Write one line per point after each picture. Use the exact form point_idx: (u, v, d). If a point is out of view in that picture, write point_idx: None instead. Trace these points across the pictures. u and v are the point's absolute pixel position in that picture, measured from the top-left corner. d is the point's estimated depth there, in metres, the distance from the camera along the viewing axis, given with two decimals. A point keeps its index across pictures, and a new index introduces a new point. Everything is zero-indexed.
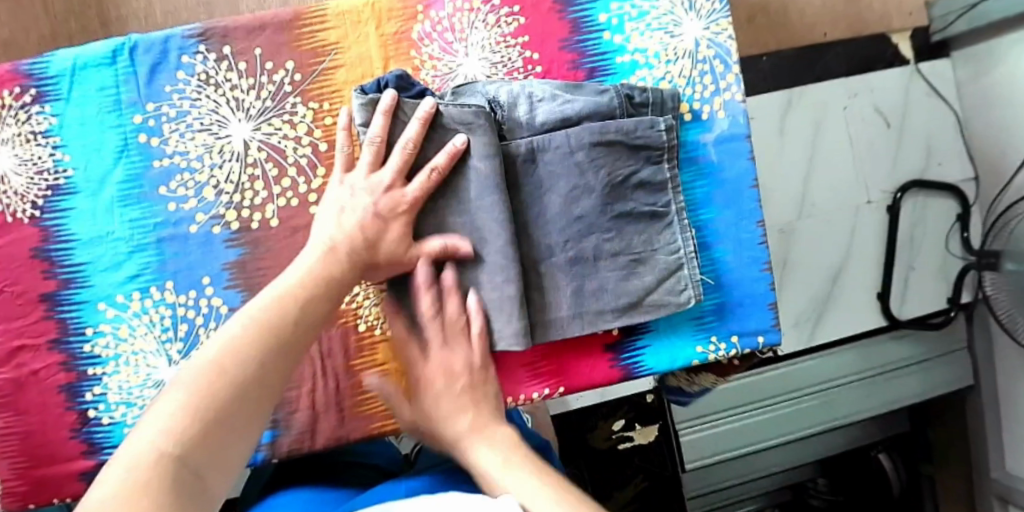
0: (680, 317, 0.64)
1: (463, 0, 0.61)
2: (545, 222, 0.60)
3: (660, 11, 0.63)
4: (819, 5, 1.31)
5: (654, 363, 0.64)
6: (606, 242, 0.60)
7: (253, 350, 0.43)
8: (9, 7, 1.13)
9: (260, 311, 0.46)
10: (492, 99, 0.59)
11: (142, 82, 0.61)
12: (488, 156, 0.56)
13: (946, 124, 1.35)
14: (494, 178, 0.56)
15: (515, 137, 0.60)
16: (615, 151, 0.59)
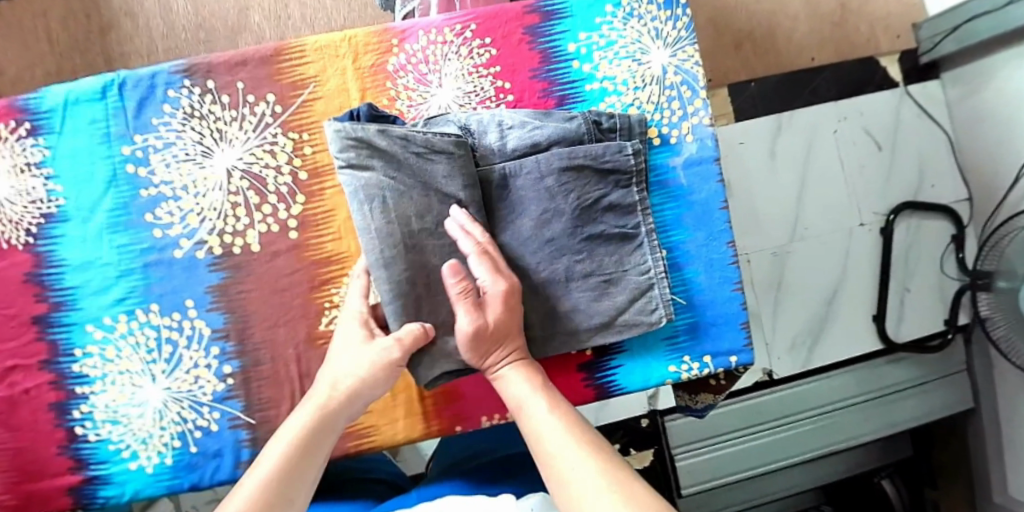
0: (653, 338, 0.65)
1: (436, 34, 0.63)
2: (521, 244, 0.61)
3: (628, 40, 0.65)
4: (806, 30, 1.33)
5: (628, 382, 0.65)
6: (577, 263, 0.62)
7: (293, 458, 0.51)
8: (19, 46, 1.20)
9: (292, 434, 0.53)
10: (463, 127, 0.61)
11: (130, 115, 0.64)
12: (466, 187, 0.59)
13: (937, 144, 1.36)
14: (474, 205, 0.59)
15: (489, 164, 0.61)
16: (584, 176, 0.61)
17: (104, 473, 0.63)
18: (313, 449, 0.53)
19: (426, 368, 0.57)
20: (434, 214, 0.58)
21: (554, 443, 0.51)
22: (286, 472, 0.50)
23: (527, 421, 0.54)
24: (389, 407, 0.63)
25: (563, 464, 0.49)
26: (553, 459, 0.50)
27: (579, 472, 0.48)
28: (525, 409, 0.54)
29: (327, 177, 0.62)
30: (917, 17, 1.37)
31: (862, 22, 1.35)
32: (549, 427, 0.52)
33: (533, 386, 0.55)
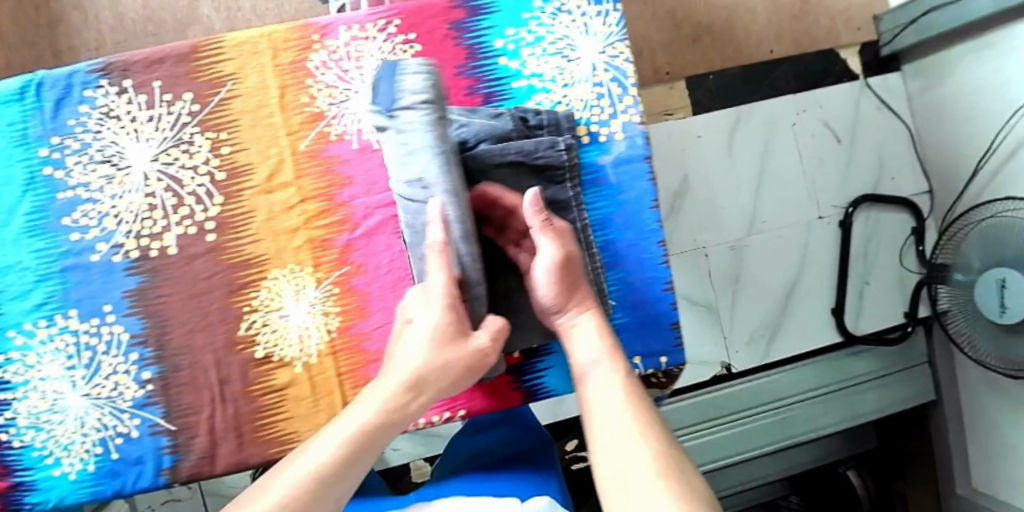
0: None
1: (358, 29, 0.61)
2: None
3: (556, 35, 0.64)
4: (766, 22, 1.32)
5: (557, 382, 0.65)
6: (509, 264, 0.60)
7: (360, 439, 0.51)
8: None
9: (366, 412, 0.52)
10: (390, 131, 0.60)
11: (47, 116, 0.62)
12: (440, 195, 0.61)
13: (898, 137, 1.35)
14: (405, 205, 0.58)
15: None
16: (519, 173, 0.61)
17: (30, 478, 0.62)
18: (385, 431, 0.52)
19: None
20: None
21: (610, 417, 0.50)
22: (341, 464, 0.49)
23: (589, 388, 0.53)
24: (312, 413, 0.62)
25: (621, 437, 0.48)
26: (607, 432, 0.49)
27: (629, 450, 0.46)
28: (589, 374, 0.54)
29: (245, 178, 0.61)
30: (878, 9, 1.35)
31: (822, 14, 1.33)
32: (610, 397, 0.51)
33: (606, 351, 0.55)
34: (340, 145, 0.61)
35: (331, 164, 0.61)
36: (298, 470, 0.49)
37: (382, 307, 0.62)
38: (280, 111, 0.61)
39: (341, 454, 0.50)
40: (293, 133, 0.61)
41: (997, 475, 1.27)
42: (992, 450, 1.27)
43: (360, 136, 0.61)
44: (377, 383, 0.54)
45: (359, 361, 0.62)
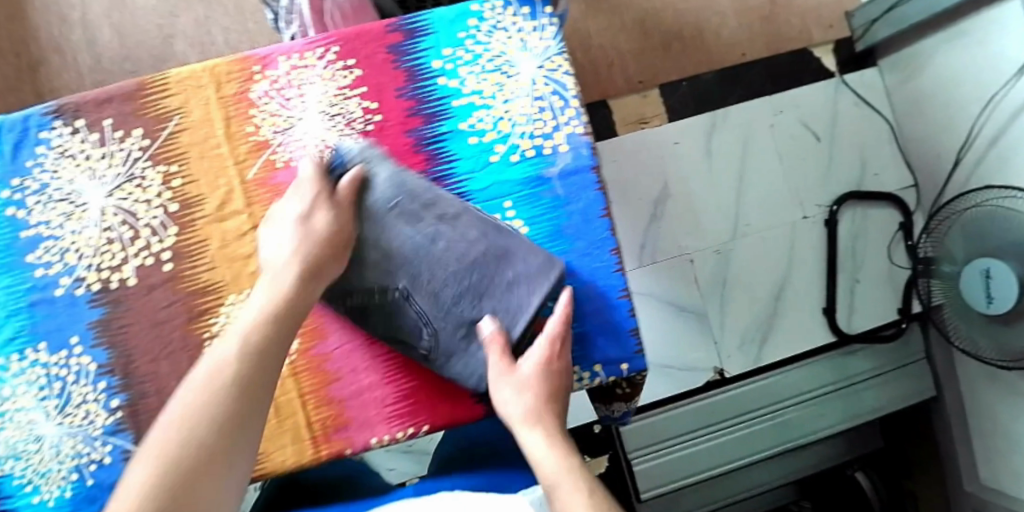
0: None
1: (297, 58, 0.63)
2: (393, 314, 0.60)
3: (494, 52, 0.64)
4: (735, 25, 1.31)
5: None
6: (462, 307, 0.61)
7: (225, 374, 0.49)
8: None
9: (219, 356, 0.50)
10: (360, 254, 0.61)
11: (6, 158, 0.64)
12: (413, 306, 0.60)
13: (880, 132, 1.33)
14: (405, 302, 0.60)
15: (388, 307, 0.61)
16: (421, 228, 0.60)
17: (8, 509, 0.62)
18: (250, 357, 0.51)
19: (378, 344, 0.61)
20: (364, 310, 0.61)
21: None
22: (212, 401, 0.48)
23: (558, 498, 0.51)
24: (276, 434, 0.61)
25: None
26: None
27: None
28: (557, 488, 0.52)
29: (196, 209, 0.62)
30: (849, 5, 1.34)
31: (793, 14, 1.33)
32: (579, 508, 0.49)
33: (561, 464, 0.54)
34: (288, 172, 0.62)
35: (280, 191, 0.62)
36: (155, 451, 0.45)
37: (340, 330, 0.63)
38: (226, 142, 0.62)
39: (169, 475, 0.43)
40: (240, 163, 0.62)
41: (1001, 471, 1.22)
42: (995, 445, 1.23)
43: (306, 162, 0.62)
44: (164, 415, 0.48)
45: (325, 375, 0.62)
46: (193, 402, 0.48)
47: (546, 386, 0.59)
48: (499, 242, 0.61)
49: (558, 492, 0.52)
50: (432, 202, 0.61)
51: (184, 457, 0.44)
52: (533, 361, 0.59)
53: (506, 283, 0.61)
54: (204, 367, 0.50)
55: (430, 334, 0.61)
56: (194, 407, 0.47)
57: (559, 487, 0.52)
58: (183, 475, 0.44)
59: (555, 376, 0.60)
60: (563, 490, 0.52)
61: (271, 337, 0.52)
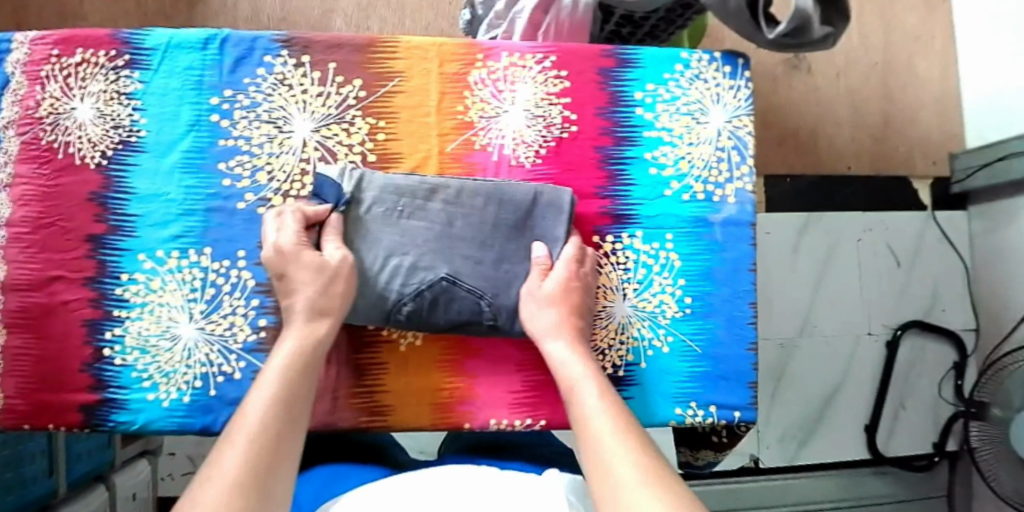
0: (670, 358, 0.68)
1: (518, 57, 0.69)
2: (448, 302, 0.63)
3: (690, 98, 0.70)
4: (847, 136, 1.39)
5: (639, 396, 0.67)
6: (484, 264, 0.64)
7: (264, 429, 0.46)
8: None
9: (254, 413, 0.47)
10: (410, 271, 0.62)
11: (225, 70, 0.67)
12: (460, 300, 0.63)
13: (955, 272, 1.38)
14: (449, 291, 0.63)
15: (436, 308, 0.63)
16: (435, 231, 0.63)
17: (120, 397, 0.66)
18: (285, 415, 0.48)
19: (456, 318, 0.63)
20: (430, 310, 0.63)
21: (595, 419, 0.51)
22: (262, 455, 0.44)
23: (576, 400, 0.54)
24: (404, 392, 0.67)
25: (599, 436, 0.49)
26: (593, 433, 0.50)
27: (615, 456, 0.46)
28: (577, 389, 0.55)
29: (392, 164, 0.68)
30: (955, 148, 1.41)
31: (902, 143, 1.40)
32: (594, 411, 0.52)
33: (587, 370, 0.57)
34: (484, 154, 0.68)
35: (471, 169, 0.68)
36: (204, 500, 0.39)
37: None
38: (436, 113, 0.68)
39: (244, 482, 0.41)
40: (443, 135, 0.68)
41: None
42: None
43: (501, 150, 0.68)
44: (199, 475, 0.42)
45: (463, 350, 0.68)
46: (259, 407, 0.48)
47: (574, 302, 0.62)
48: (511, 195, 0.65)
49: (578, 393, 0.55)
50: (432, 210, 0.64)
51: (262, 448, 0.44)
52: (558, 279, 0.62)
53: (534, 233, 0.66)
54: (240, 424, 0.46)
55: (489, 306, 0.63)
56: (262, 413, 0.47)
57: (579, 388, 0.55)
58: None
59: (578, 293, 0.63)
60: (584, 390, 0.55)
61: (293, 395, 0.50)
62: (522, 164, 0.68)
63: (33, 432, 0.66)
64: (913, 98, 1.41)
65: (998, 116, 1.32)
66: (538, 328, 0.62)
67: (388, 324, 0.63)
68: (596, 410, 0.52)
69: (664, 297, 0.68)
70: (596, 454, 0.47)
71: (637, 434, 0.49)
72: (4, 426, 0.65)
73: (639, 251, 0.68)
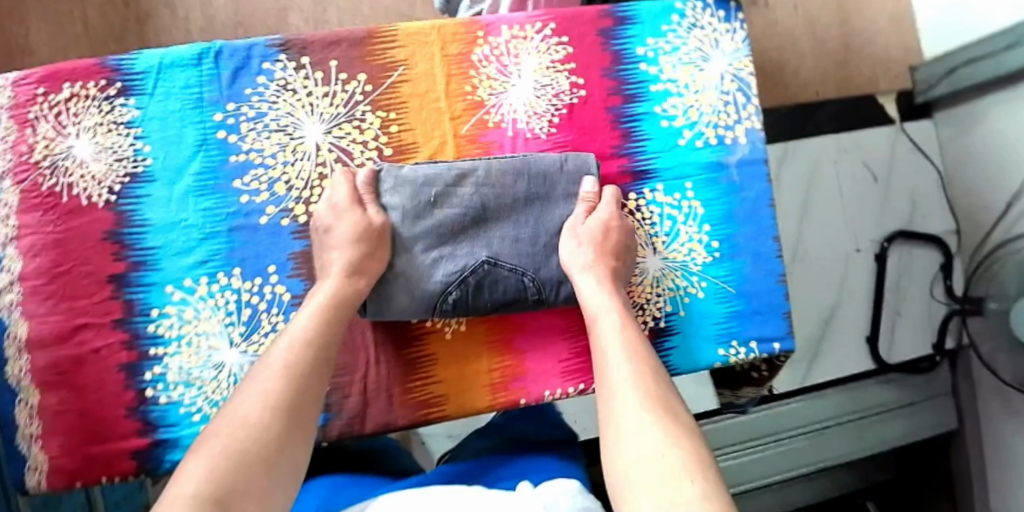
0: (708, 302, 0.70)
1: (518, 28, 0.69)
2: (492, 285, 0.63)
3: (690, 47, 0.71)
4: (812, 65, 1.43)
5: (684, 343, 0.69)
6: (518, 242, 0.65)
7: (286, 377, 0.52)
8: (51, 29, 1.16)
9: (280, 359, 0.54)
10: (452, 261, 0.63)
11: (224, 83, 0.66)
12: (502, 282, 0.64)
13: (929, 180, 1.44)
14: (490, 274, 0.63)
15: (480, 295, 0.64)
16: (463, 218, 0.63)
17: (172, 435, 0.65)
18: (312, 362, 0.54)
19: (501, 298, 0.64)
20: (475, 295, 0.63)
21: (611, 353, 0.56)
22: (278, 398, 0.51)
23: (597, 331, 0.58)
24: (458, 378, 0.67)
25: (613, 370, 0.54)
26: (607, 366, 0.55)
27: (623, 393, 0.52)
28: (598, 320, 0.59)
29: (410, 155, 0.67)
30: (914, 61, 1.47)
31: (864, 63, 1.45)
32: (612, 345, 0.56)
33: (611, 301, 0.60)
34: (498, 132, 0.68)
35: (488, 148, 0.68)
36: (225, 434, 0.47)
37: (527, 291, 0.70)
38: (445, 98, 0.68)
39: (264, 419, 0.49)
40: (455, 118, 0.68)
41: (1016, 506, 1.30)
42: (1009, 480, 1.32)
43: (515, 125, 0.68)
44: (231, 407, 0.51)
45: (508, 328, 0.68)
46: (282, 349, 0.54)
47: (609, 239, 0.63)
48: (535, 169, 0.66)
49: (600, 325, 0.59)
50: (461, 196, 0.64)
51: (286, 383, 0.52)
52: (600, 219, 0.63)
53: (561, 195, 0.66)
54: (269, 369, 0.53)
55: (533, 280, 0.64)
56: (291, 355, 0.54)
57: (602, 319, 0.59)
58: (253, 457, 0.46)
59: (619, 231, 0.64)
60: (605, 323, 0.58)
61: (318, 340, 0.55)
62: (539, 135, 0.68)
63: (84, 489, 0.64)
64: (869, 19, 1.45)
65: (952, 24, 1.37)
66: (573, 261, 0.63)
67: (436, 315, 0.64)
68: (614, 345, 0.56)
69: (692, 245, 0.70)
70: (608, 388, 0.53)
71: (650, 367, 0.54)
72: (52, 488, 0.63)
73: (662, 204, 0.70)
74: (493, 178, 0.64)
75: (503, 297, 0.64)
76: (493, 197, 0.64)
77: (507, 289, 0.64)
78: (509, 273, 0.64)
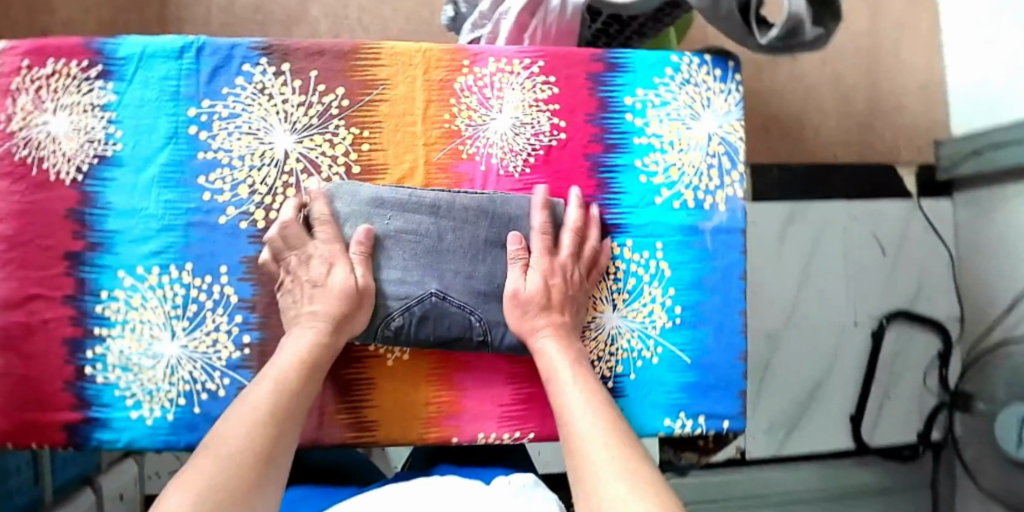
0: (661, 369, 0.67)
1: (505, 62, 0.67)
2: (438, 319, 0.62)
3: (680, 103, 0.69)
4: (835, 125, 1.38)
5: (629, 407, 0.66)
6: (472, 279, 0.63)
7: (279, 404, 0.53)
8: None
9: (271, 384, 0.54)
10: (399, 289, 0.61)
11: (203, 79, 0.65)
12: (446, 318, 0.62)
13: (939, 260, 1.39)
14: (436, 308, 0.61)
15: (422, 327, 0.62)
16: (417, 247, 0.62)
17: (105, 415, 0.64)
18: (302, 394, 0.55)
19: (443, 332, 0.62)
20: (417, 326, 0.62)
21: (574, 411, 0.54)
22: (274, 421, 0.51)
23: (557, 391, 0.57)
24: (392, 407, 0.65)
25: (579, 427, 0.53)
26: (571, 424, 0.54)
27: (593, 447, 0.51)
28: (556, 379, 0.58)
29: (378, 175, 0.66)
30: (941, 134, 1.41)
31: (888, 130, 1.40)
32: (575, 403, 0.55)
33: (567, 358, 0.59)
34: (470, 164, 0.67)
35: (459, 180, 0.67)
36: (227, 447, 0.48)
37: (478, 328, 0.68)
38: (421, 123, 0.67)
39: (261, 435, 0.50)
40: (429, 145, 0.67)
41: None
42: None
43: (489, 160, 0.67)
44: (227, 423, 0.51)
45: (451, 364, 0.67)
46: (287, 365, 0.56)
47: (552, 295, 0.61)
48: (502, 210, 0.64)
49: (559, 384, 0.57)
50: (421, 225, 0.62)
51: (279, 412, 0.52)
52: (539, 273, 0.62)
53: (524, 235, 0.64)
54: (262, 394, 0.53)
55: (480, 321, 0.62)
56: (281, 383, 0.54)
57: (559, 380, 0.57)
58: (259, 479, 0.47)
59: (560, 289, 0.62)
60: (563, 383, 0.57)
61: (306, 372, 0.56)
62: (511, 173, 0.67)
63: (15, 449, 0.64)
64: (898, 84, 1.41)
65: (984, 103, 1.32)
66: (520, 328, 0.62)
67: (377, 340, 0.62)
68: (577, 402, 0.55)
69: (653, 308, 0.68)
70: (579, 443, 0.52)
71: (617, 423, 0.54)
72: None
73: (629, 261, 0.67)
74: (456, 212, 0.63)
75: (445, 333, 0.62)
76: (453, 230, 0.62)
77: (450, 326, 0.62)
78: (456, 309, 0.62)
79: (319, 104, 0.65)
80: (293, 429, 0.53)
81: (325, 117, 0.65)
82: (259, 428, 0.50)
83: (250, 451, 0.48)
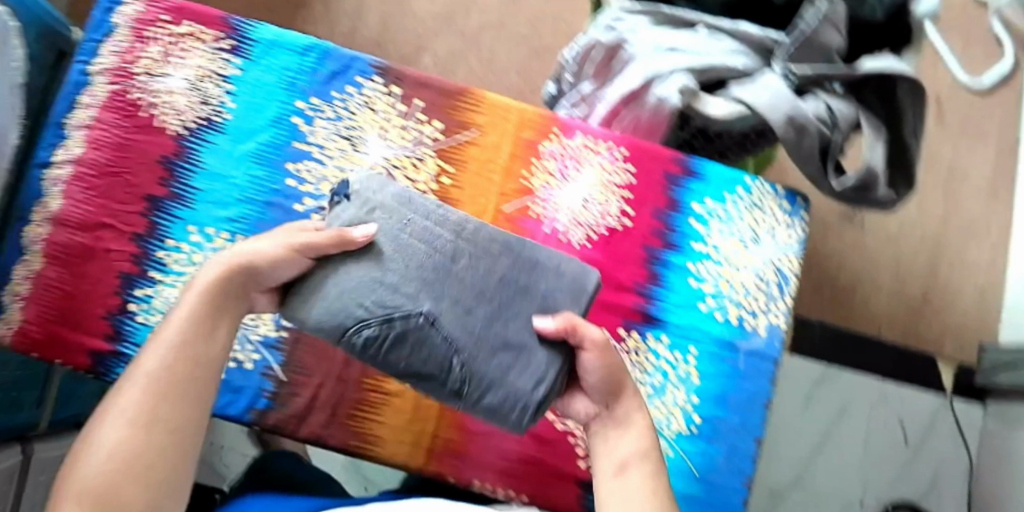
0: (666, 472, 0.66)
1: (591, 140, 0.72)
2: (417, 346, 0.52)
3: (744, 223, 0.71)
4: (884, 302, 1.36)
5: None
6: (468, 315, 0.53)
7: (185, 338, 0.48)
8: None
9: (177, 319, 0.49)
10: (381, 294, 0.51)
11: (319, 80, 0.71)
12: (428, 346, 0.52)
13: (959, 464, 1.32)
14: (418, 332, 0.52)
15: (396, 349, 0.51)
16: (419, 258, 0.54)
17: (132, 353, 0.66)
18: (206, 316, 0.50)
19: (417, 360, 0.52)
20: (392, 347, 0.51)
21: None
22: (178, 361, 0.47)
23: (612, 482, 0.49)
24: (401, 427, 0.65)
25: None
26: None
27: None
28: (624, 469, 0.49)
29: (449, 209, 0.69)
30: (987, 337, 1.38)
31: (937, 322, 1.37)
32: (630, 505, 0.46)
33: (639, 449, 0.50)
34: (536, 223, 0.69)
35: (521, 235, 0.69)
36: (128, 400, 0.45)
37: None
38: (502, 173, 0.70)
39: (167, 378, 0.46)
40: (503, 195, 0.70)
41: None
42: None
43: (554, 224, 0.69)
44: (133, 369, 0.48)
45: None
46: (164, 343, 0.48)
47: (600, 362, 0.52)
48: (525, 255, 0.57)
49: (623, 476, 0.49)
50: (434, 238, 0.55)
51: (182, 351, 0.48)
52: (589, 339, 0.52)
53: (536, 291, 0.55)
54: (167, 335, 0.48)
55: (462, 364, 0.53)
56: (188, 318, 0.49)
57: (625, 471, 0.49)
58: (167, 433, 0.45)
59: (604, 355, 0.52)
60: (628, 475, 0.49)
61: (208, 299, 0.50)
62: (572, 242, 0.69)
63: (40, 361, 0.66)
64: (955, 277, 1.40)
65: None
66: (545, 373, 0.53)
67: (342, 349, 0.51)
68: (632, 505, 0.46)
69: (673, 410, 0.67)
70: None
71: None
72: (15, 348, 0.65)
73: (661, 356, 0.68)
74: (473, 239, 0.56)
75: (420, 365, 0.52)
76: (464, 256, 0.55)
77: (428, 359, 0.52)
78: (440, 341, 0.52)
79: (418, 129, 0.70)
80: (209, 361, 0.49)
81: (418, 142, 0.70)
82: (162, 378, 0.46)
83: (155, 406, 0.45)
